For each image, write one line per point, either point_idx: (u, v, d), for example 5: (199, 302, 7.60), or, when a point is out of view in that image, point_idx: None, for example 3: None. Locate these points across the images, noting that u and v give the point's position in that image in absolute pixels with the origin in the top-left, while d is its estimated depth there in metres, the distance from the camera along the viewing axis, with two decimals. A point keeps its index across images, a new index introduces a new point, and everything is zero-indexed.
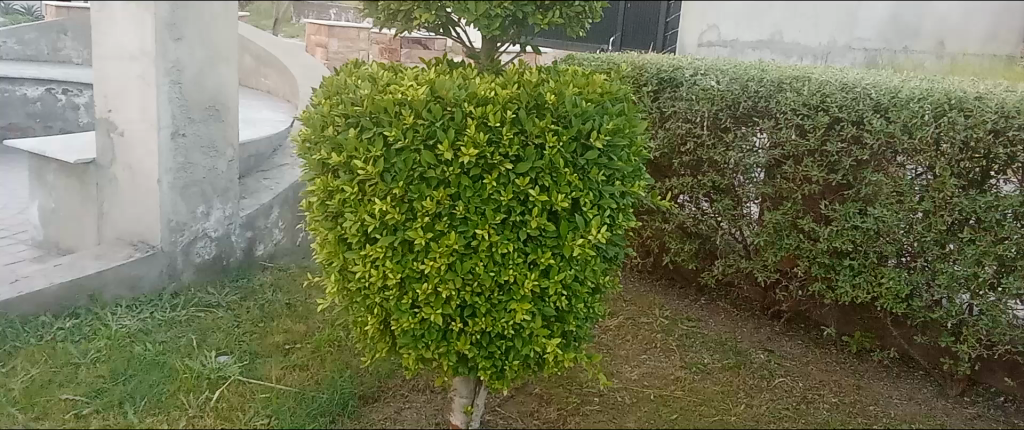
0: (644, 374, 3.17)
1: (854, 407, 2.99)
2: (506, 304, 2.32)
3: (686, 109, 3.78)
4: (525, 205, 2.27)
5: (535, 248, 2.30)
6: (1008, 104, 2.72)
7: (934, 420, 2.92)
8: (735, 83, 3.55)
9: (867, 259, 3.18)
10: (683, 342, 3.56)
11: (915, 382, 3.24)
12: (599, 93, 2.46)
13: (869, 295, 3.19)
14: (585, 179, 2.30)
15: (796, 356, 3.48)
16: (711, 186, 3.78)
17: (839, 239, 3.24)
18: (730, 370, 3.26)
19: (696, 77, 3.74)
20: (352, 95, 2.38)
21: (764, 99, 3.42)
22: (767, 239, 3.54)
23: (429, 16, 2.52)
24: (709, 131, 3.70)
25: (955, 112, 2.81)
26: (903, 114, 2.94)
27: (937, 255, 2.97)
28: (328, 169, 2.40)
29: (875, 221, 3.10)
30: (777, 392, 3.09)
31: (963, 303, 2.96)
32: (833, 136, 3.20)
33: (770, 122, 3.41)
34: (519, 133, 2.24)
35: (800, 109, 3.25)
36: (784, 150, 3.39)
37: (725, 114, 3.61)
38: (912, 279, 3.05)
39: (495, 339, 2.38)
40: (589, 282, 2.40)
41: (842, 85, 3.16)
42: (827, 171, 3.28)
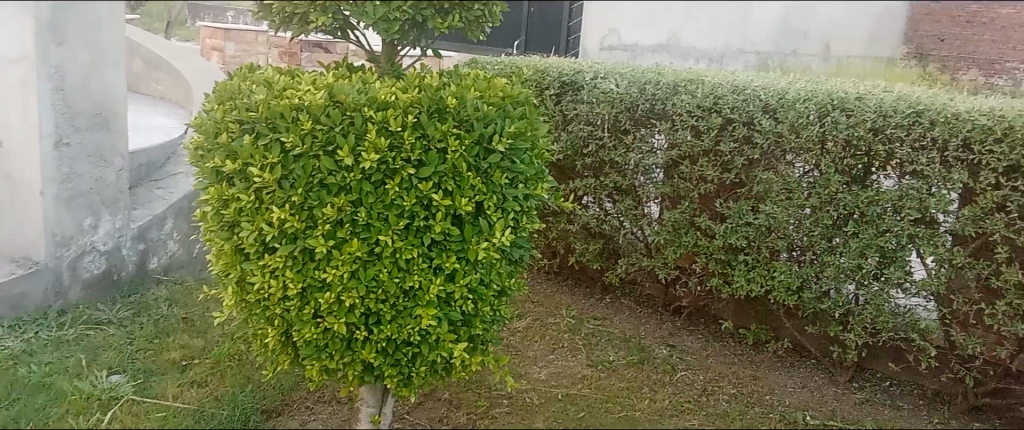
0: (552, 374, 3.19)
1: (751, 397, 3.11)
2: (412, 310, 2.30)
3: (587, 112, 3.85)
4: (429, 210, 2.25)
5: (440, 252, 2.29)
6: (885, 104, 2.88)
7: (826, 407, 3.06)
8: (633, 86, 3.65)
9: (760, 255, 3.32)
10: (589, 340, 3.61)
11: (807, 370, 3.40)
12: (501, 97, 2.46)
13: (762, 288, 3.32)
14: (489, 182, 2.30)
15: (697, 350, 3.59)
16: (613, 187, 3.86)
17: (734, 235, 3.36)
18: (635, 366, 3.34)
19: (596, 81, 3.83)
20: (246, 101, 2.30)
21: (661, 101, 3.52)
22: (667, 238, 3.64)
23: (326, 19, 2.47)
24: (609, 134, 3.79)
25: (837, 112, 2.97)
26: (790, 114, 3.09)
27: (824, 248, 3.11)
28: (223, 177, 2.32)
29: (767, 217, 3.24)
30: (679, 386, 3.17)
31: (849, 293, 3.13)
32: (726, 137, 3.33)
33: (666, 124, 3.52)
34: (421, 137, 2.22)
35: (695, 112, 3.38)
36: (681, 150, 3.49)
37: (624, 117, 3.69)
38: (801, 272, 3.19)
39: (402, 346, 2.36)
40: (495, 285, 2.40)
41: (733, 87, 3.30)
42: (721, 171, 3.40)
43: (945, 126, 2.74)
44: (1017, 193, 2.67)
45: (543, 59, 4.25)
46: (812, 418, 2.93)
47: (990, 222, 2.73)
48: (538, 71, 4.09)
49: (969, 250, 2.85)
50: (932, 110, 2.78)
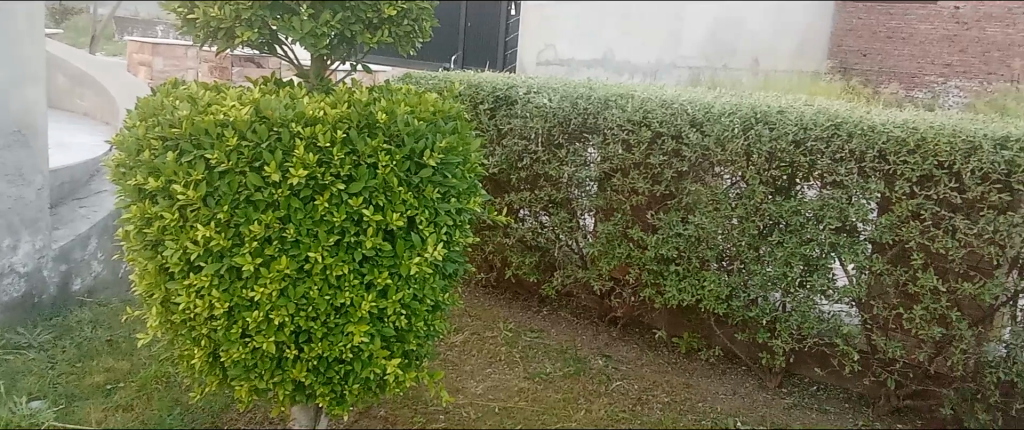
0: (489, 388, 3.19)
1: (684, 404, 3.16)
2: (344, 327, 2.27)
3: (520, 126, 3.88)
4: (359, 226, 2.23)
5: (371, 268, 2.27)
6: (806, 118, 2.98)
7: (756, 412, 3.13)
8: (565, 101, 3.70)
9: (690, 264, 3.39)
10: (526, 353, 3.63)
11: (738, 377, 3.48)
12: (432, 112, 2.46)
13: (693, 298, 3.39)
14: (420, 197, 2.30)
15: (632, 360, 3.65)
16: (548, 200, 3.89)
17: (665, 245, 3.43)
18: (571, 378, 3.36)
19: (529, 95, 3.86)
20: (169, 116, 2.25)
21: (593, 115, 3.58)
22: (601, 249, 3.70)
23: (252, 34, 2.40)
24: (543, 148, 3.82)
25: (761, 125, 3.07)
26: (716, 128, 3.18)
27: (751, 258, 3.20)
28: (146, 195, 2.27)
29: (696, 228, 3.31)
30: (614, 395, 3.21)
31: (776, 301, 3.21)
32: (656, 151, 3.39)
33: (598, 138, 3.58)
34: (350, 153, 2.20)
35: (626, 126, 3.45)
36: (612, 164, 3.55)
37: (557, 131, 3.74)
38: (730, 281, 3.28)
39: (333, 364, 2.33)
40: (428, 300, 2.39)
41: (662, 102, 3.38)
42: (651, 183, 3.46)
43: (862, 139, 2.84)
44: (931, 202, 2.76)
45: (476, 74, 4.27)
46: (743, 423, 3.00)
47: (906, 230, 2.83)
48: (472, 87, 4.12)
49: (888, 257, 2.94)
50: (850, 123, 2.89)
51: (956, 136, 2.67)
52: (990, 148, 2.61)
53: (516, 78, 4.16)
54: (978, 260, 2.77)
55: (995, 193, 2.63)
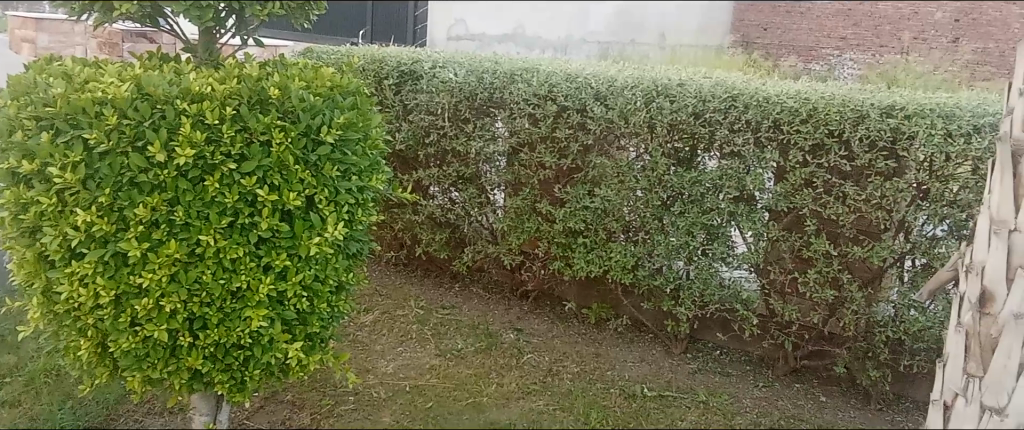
0: (400, 367, 3.14)
1: (594, 374, 3.21)
2: (241, 312, 2.20)
3: (426, 101, 3.82)
4: (254, 206, 2.15)
5: (269, 250, 2.19)
6: (704, 90, 3.03)
7: (662, 378, 3.20)
8: (471, 75, 3.65)
9: (598, 236, 3.44)
10: (438, 330, 3.60)
11: (645, 344, 3.57)
12: (329, 87, 2.39)
13: (601, 269, 3.44)
14: (319, 175, 2.23)
15: (543, 332, 3.67)
16: (456, 176, 3.86)
17: (573, 219, 3.46)
18: (482, 352, 3.36)
19: (434, 70, 3.80)
20: (43, 95, 2.11)
21: (499, 90, 3.55)
22: (510, 224, 3.71)
23: (131, 5, 2.30)
24: (450, 123, 3.78)
25: (662, 97, 3.11)
26: (619, 101, 3.21)
27: (655, 228, 3.26)
28: (20, 179, 2.13)
29: (602, 200, 3.35)
30: (525, 368, 3.22)
31: (679, 269, 3.28)
32: (562, 124, 3.41)
33: (505, 112, 3.56)
34: (241, 130, 2.12)
35: (531, 100, 3.44)
36: (519, 138, 3.55)
37: (463, 105, 3.69)
38: (635, 251, 3.33)
39: (232, 350, 2.25)
40: (331, 281, 2.34)
41: (566, 76, 3.38)
42: (558, 157, 3.48)
43: (758, 109, 2.92)
44: (823, 169, 2.86)
45: (378, 48, 4.18)
46: (650, 389, 3.06)
47: (799, 198, 2.92)
48: (377, 61, 4.03)
49: (784, 224, 3.03)
50: (746, 94, 2.96)
51: (846, 105, 2.77)
52: (877, 116, 2.70)
53: (422, 52, 4.09)
54: (866, 225, 2.87)
55: (881, 160, 2.74)
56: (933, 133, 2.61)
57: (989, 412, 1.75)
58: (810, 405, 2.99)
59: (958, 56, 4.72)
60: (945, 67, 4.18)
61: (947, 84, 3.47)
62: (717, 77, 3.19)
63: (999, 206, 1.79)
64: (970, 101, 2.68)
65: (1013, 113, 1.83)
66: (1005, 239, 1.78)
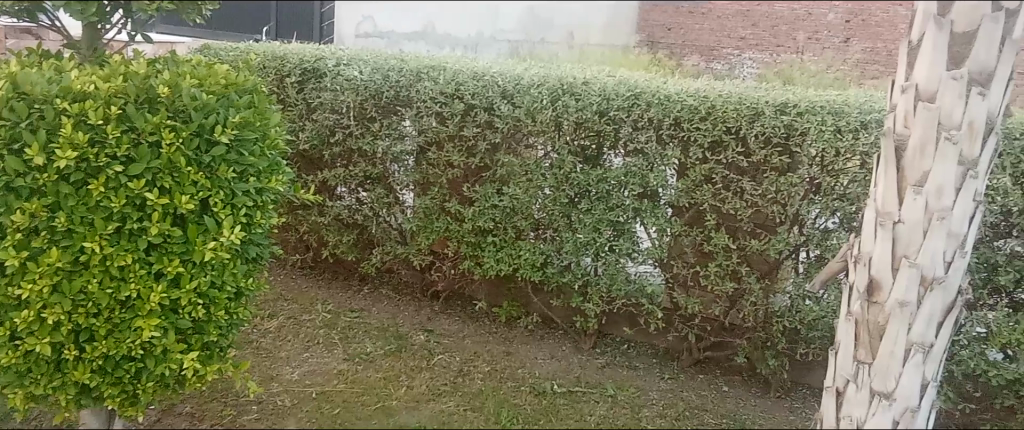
0: (305, 373, 3.06)
1: (504, 373, 3.20)
2: (131, 322, 2.10)
3: (331, 100, 3.73)
4: (143, 211, 2.06)
5: (161, 256, 2.10)
6: (608, 89, 3.08)
7: (571, 374, 3.23)
8: (377, 73, 3.60)
9: (507, 235, 3.43)
10: (346, 334, 3.53)
11: (555, 341, 3.59)
12: (223, 85, 2.30)
13: (511, 268, 3.44)
14: (213, 177, 2.15)
15: (453, 333, 3.65)
16: (363, 176, 3.79)
17: (481, 218, 3.45)
18: (391, 356, 3.31)
19: (339, 67, 3.72)
20: None
21: (404, 88, 3.52)
22: (419, 224, 3.66)
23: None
24: (355, 121, 3.70)
25: (567, 96, 3.14)
26: (525, 99, 3.23)
27: (564, 226, 3.30)
28: None
29: (510, 199, 3.36)
30: (435, 370, 3.19)
31: (587, 265, 3.32)
32: (469, 122, 3.39)
33: (411, 111, 3.52)
34: (128, 131, 2.03)
35: (438, 98, 3.41)
36: (427, 136, 3.52)
37: (369, 104, 3.63)
38: (545, 249, 3.35)
39: (123, 362, 2.15)
40: (229, 287, 2.25)
41: (473, 74, 3.37)
42: (466, 156, 3.46)
43: (659, 107, 2.98)
44: (721, 166, 2.95)
45: (279, 46, 4.07)
46: (560, 386, 3.07)
47: (700, 194, 3.01)
48: (278, 58, 3.93)
49: (685, 220, 3.11)
50: (648, 93, 3.02)
51: (743, 103, 2.86)
52: (771, 113, 2.81)
53: (325, 50, 4.00)
54: (763, 219, 2.96)
55: (776, 156, 2.83)
56: (824, 129, 2.72)
57: (878, 397, 1.87)
58: (713, 395, 3.07)
59: (846, 57, 4.97)
60: (838, 66, 4.39)
61: (838, 82, 3.64)
62: (621, 76, 3.24)
63: (884, 199, 1.82)
64: (858, 98, 2.79)
65: (896, 110, 1.83)
66: (889, 231, 1.81)
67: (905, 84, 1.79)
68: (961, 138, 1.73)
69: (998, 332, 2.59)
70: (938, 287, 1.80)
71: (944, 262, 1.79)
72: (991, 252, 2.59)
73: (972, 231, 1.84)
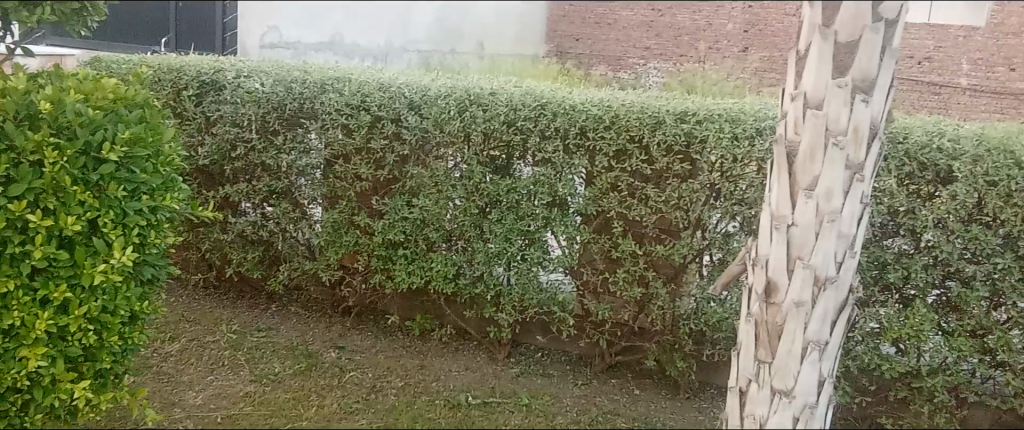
0: (209, 397, 2.95)
1: (418, 387, 3.16)
2: (16, 352, 2.13)
3: (231, 113, 3.62)
4: (26, 234, 2.09)
5: (46, 281, 2.12)
6: (515, 99, 3.09)
7: (486, 385, 3.22)
8: (278, 85, 3.48)
9: (418, 247, 3.40)
10: (253, 355, 3.42)
11: (470, 352, 3.58)
12: (111, 99, 2.26)
13: (423, 280, 3.41)
14: (102, 196, 2.14)
15: (365, 348, 3.59)
16: (268, 191, 3.69)
17: (392, 231, 3.40)
18: (301, 375, 3.22)
19: (239, 80, 3.58)
20: None
21: (308, 100, 3.44)
22: (327, 238, 3.58)
23: None
24: (258, 135, 3.61)
25: (475, 107, 3.15)
26: (433, 110, 3.22)
27: (475, 236, 3.29)
28: None
29: (421, 211, 3.33)
30: (347, 387, 3.12)
31: (499, 275, 3.32)
32: (376, 134, 3.36)
33: (316, 123, 3.46)
34: (8, 150, 2.06)
35: (344, 110, 3.36)
36: (333, 150, 3.47)
37: (272, 117, 3.54)
38: (456, 259, 3.34)
39: (8, 395, 2.19)
40: (123, 311, 2.24)
41: (379, 84, 3.30)
42: (374, 168, 3.42)
43: (565, 117, 3.02)
44: (625, 174, 3.01)
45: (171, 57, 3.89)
46: (474, 397, 3.06)
47: (606, 201, 3.06)
48: (173, 69, 3.75)
49: (594, 227, 3.16)
50: (555, 102, 3.03)
51: (645, 112, 2.93)
52: (671, 121, 2.89)
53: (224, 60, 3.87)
54: (667, 224, 3.03)
55: (677, 163, 2.92)
56: (722, 136, 2.82)
57: (778, 395, 1.94)
58: (625, 399, 3.11)
59: None
60: None
61: (739, 89, 3.79)
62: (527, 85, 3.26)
63: (779, 203, 1.89)
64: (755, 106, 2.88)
65: (787, 117, 1.91)
66: (784, 234, 1.88)
67: (795, 92, 1.87)
68: (847, 143, 1.81)
69: (889, 327, 2.73)
70: (831, 287, 1.87)
71: (836, 262, 1.87)
72: (880, 251, 2.71)
73: (861, 232, 1.92)
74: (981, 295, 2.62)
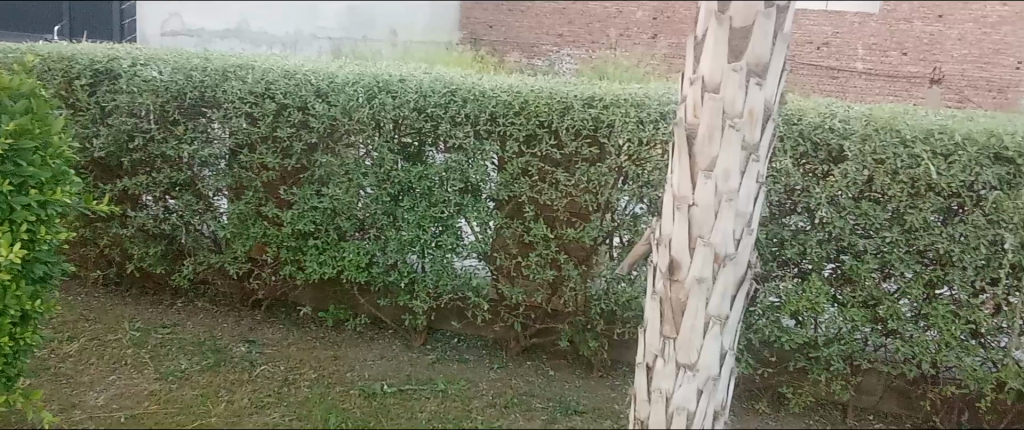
0: (112, 398, 2.87)
1: (331, 378, 3.13)
2: None
3: (127, 103, 3.42)
4: None
5: None
6: (424, 86, 3.09)
7: (401, 372, 3.21)
8: (178, 73, 3.37)
9: (329, 237, 3.35)
10: (157, 352, 3.30)
11: (386, 341, 3.56)
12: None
13: (334, 270, 3.36)
14: None
15: (277, 341, 3.53)
16: (169, 183, 3.56)
17: (301, 220, 3.33)
18: (210, 371, 3.13)
19: (135, 68, 3.42)
20: None
21: (210, 88, 3.32)
22: (233, 230, 3.49)
23: None
24: (157, 125, 3.46)
25: (384, 94, 3.12)
26: (340, 97, 3.16)
27: (387, 223, 3.27)
28: None
29: (331, 200, 3.28)
30: (258, 382, 3.06)
31: (413, 262, 3.31)
32: (283, 123, 3.27)
33: (218, 112, 3.34)
34: None
35: (247, 98, 3.26)
36: (237, 139, 3.36)
37: (171, 106, 3.40)
38: (368, 248, 3.31)
39: None
40: (14, 311, 2.15)
41: (284, 72, 3.25)
42: (281, 157, 3.35)
43: (475, 103, 3.03)
44: (536, 159, 3.04)
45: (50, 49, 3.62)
46: (390, 386, 3.04)
47: (518, 187, 3.09)
48: (64, 58, 3.53)
49: (506, 212, 3.19)
50: (464, 89, 3.05)
51: (553, 98, 2.96)
52: (579, 107, 2.93)
53: (118, 49, 3.70)
54: (577, 208, 3.08)
55: (585, 148, 2.96)
56: (628, 121, 2.87)
57: (683, 369, 2.02)
58: (540, 380, 3.23)
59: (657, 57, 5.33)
60: (648, 64, 4.71)
61: (647, 77, 3.88)
62: (436, 72, 3.29)
63: (680, 184, 1.95)
64: (658, 92, 2.97)
65: (686, 101, 1.97)
66: (685, 214, 1.94)
67: (694, 77, 1.93)
68: (743, 125, 1.87)
69: (788, 300, 2.85)
70: (730, 264, 1.94)
71: (734, 239, 1.94)
72: (779, 228, 2.84)
73: (757, 210, 1.99)
74: (871, 267, 2.76)
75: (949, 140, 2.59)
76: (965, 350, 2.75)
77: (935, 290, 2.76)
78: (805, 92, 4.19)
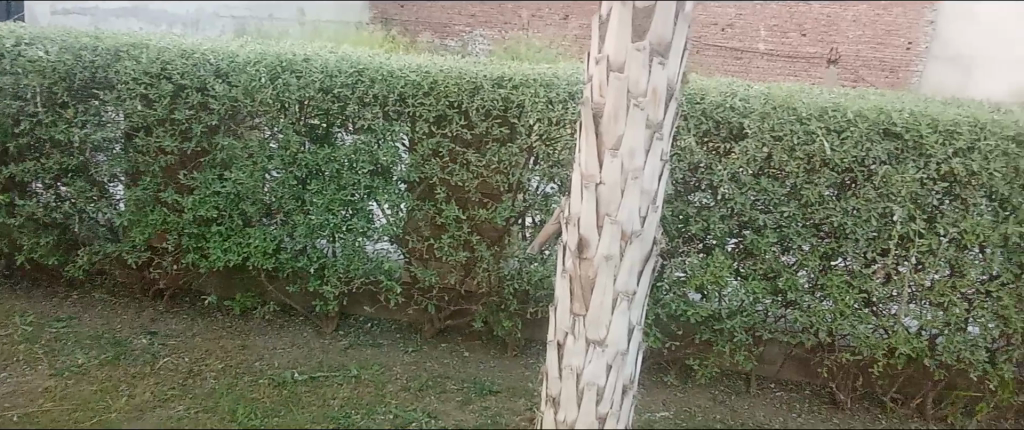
0: (2, 396, 2.72)
1: (239, 367, 3.05)
2: None
3: (11, 84, 3.22)
4: None
5: None
6: (329, 66, 3.02)
7: (312, 360, 3.15)
8: (66, 53, 3.18)
9: (234, 222, 3.25)
10: (52, 347, 3.15)
11: (296, 328, 3.49)
12: None
13: (240, 257, 3.26)
14: None
15: (182, 331, 3.41)
16: (60, 169, 3.38)
17: (204, 206, 3.22)
18: (109, 364, 3.01)
19: (20, 48, 3.21)
20: None
21: (102, 69, 3.15)
22: (131, 218, 3.35)
23: None
24: (44, 108, 3.26)
25: (287, 74, 3.03)
26: (242, 78, 3.05)
27: (294, 207, 3.18)
28: None
29: (234, 184, 3.18)
30: (161, 374, 2.95)
31: (323, 247, 3.25)
32: (181, 104, 3.14)
33: (111, 94, 3.17)
34: None
35: (141, 79, 3.11)
36: (132, 122, 3.21)
37: (59, 88, 3.20)
38: (276, 233, 3.23)
39: None
40: None
41: (181, 52, 3.12)
42: (180, 141, 3.21)
43: (383, 83, 2.98)
44: (446, 139, 3.02)
45: None
46: (300, 373, 2.99)
47: (428, 168, 3.07)
48: None
49: (417, 194, 3.17)
50: (371, 69, 3.00)
51: (462, 77, 2.94)
52: (489, 87, 2.92)
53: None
54: (488, 188, 3.08)
55: (495, 128, 2.96)
56: (537, 100, 2.88)
57: (592, 345, 2.05)
58: (454, 361, 3.23)
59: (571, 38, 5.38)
60: (561, 45, 4.75)
61: (559, 57, 3.91)
62: (342, 51, 3.21)
63: (587, 163, 1.97)
64: (567, 72, 2.98)
65: (592, 80, 1.98)
66: (592, 192, 1.96)
67: (599, 56, 1.94)
68: (646, 104, 1.90)
69: (693, 275, 2.94)
70: (635, 241, 1.98)
71: (639, 217, 1.98)
72: (684, 205, 2.91)
73: (662, 188, 2.03)
74: (770, 241, 2.86)
75: (842, 117, 2.70)
76: (858, 319, 2.89)
77: (830, 261, 2.89)
78: (711, 71, 4.31)
